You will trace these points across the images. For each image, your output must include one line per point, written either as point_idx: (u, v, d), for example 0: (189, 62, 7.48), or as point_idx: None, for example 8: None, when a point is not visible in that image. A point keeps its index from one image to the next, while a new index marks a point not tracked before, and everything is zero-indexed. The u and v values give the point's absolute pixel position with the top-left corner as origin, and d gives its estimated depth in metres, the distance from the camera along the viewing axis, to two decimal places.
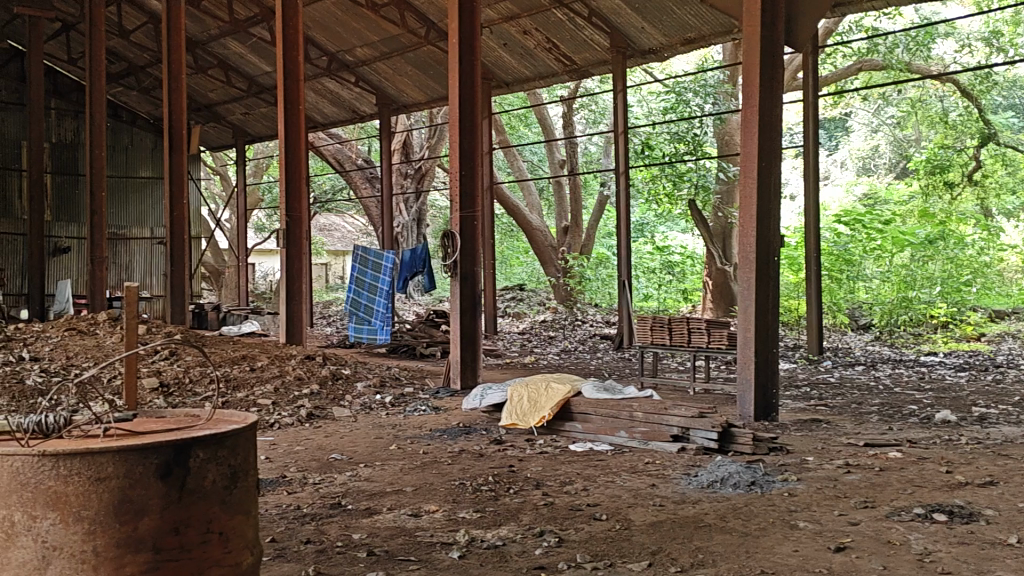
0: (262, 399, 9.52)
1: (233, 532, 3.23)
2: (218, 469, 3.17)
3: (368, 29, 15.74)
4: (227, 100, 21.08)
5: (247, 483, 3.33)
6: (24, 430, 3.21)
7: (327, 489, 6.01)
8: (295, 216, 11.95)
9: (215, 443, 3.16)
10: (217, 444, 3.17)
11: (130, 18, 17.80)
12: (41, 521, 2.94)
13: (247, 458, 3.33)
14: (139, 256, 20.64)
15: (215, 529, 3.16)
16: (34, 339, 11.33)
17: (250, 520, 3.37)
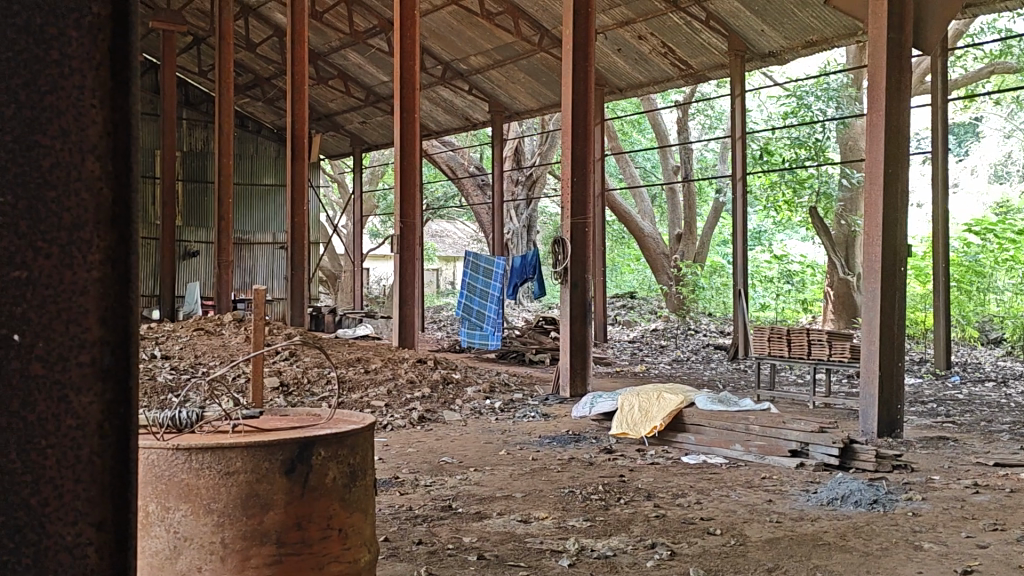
0: (375, 401, 9.75)
1: (352, 529, 3.27)
2: (339, 467, 3.21)
3: (483, 37, 15.92)
4: (345, 109, 21.70)
5: (366, 481, 3.37)
6: (160, 424, 3.36)
7: (438, 492, 6.09)
8: (409, 222, 12.18)
9: (336, 442, 3.20)
10: (338, 442, 3.21)
11: (256, 31, 18.51)
12: (175, 512, 3.08)
13: (366, 457, 3.37)
14: (260, 259, 21.55)
15: (335, 526, 3.20)
16: (166, 337, 11.91)
17: (369, 518, 3.40)
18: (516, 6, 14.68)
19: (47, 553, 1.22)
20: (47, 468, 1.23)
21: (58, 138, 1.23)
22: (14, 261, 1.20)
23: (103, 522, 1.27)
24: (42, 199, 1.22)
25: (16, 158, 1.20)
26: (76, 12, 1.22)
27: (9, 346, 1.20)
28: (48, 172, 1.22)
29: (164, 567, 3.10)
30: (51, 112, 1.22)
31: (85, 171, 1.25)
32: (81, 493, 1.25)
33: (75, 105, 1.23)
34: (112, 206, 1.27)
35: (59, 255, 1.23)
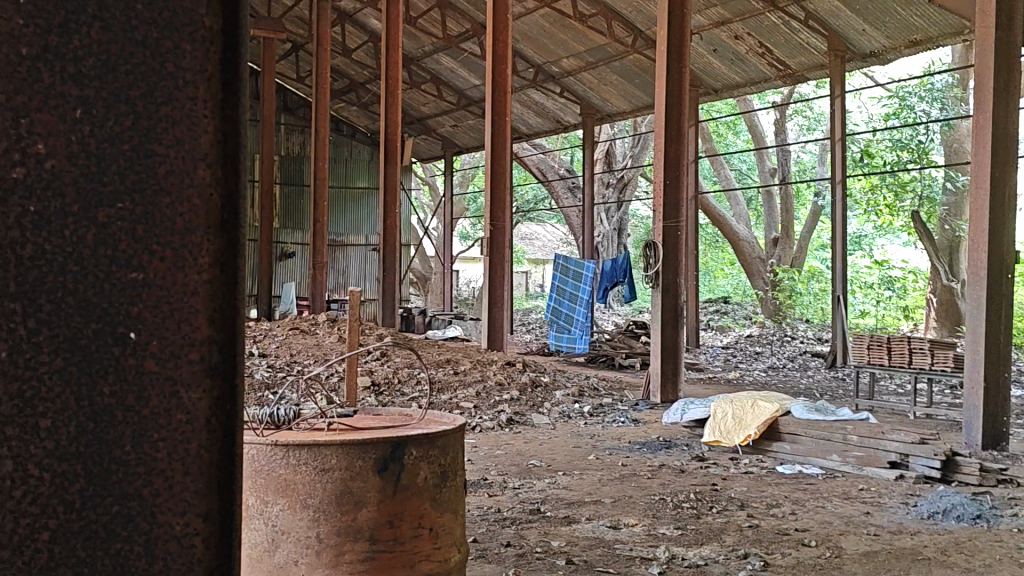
0: (464, 402, 9.86)
1: (442, 529, 3.31)
2: (429, 467, 3.26)
3: (575, 40, 15.94)
4: (438, 113, 22.01)
5: (455, 482, 3.41)
6: (259, 421, 3.48)
7: (527, 495, 6.11)
8: (498, 226, 12.35)
9: (426, 442, 3.25)
10: (428, 442, 3.26)
11: (352, 37, 18.89)
12: (273, 505, 3.18)
13: (456, 457, 3.41)
14: (354, 260, 22.15)
15: (426, 525, 3.25)
16: (263, 336, 12.30)
17: (459, 519, 3.45)
18: (610, 7, 14.61)
19: (158, 544, 1.05)
20: (157, 461, 1.04)
21: (173, 148, 1.05)
22: (124, 247, 1.02)
23: (210, 512, 1.08)
24: (157, 207, 1.04)
25: (127, 167, 1.02)
26: (191, 27, 1.05)
27: (115, 339, 1.02)
28: (164, 179, 1.04)
29: (263, 558, 3.20)
30: (165, 123, 1.04)
31: (198, 179, 1.06)
32: (190, 484, 1.06)
33: (182, 45, 1.04)
34: (229, 213, 1.08)
35: (173, 257, 1.05)
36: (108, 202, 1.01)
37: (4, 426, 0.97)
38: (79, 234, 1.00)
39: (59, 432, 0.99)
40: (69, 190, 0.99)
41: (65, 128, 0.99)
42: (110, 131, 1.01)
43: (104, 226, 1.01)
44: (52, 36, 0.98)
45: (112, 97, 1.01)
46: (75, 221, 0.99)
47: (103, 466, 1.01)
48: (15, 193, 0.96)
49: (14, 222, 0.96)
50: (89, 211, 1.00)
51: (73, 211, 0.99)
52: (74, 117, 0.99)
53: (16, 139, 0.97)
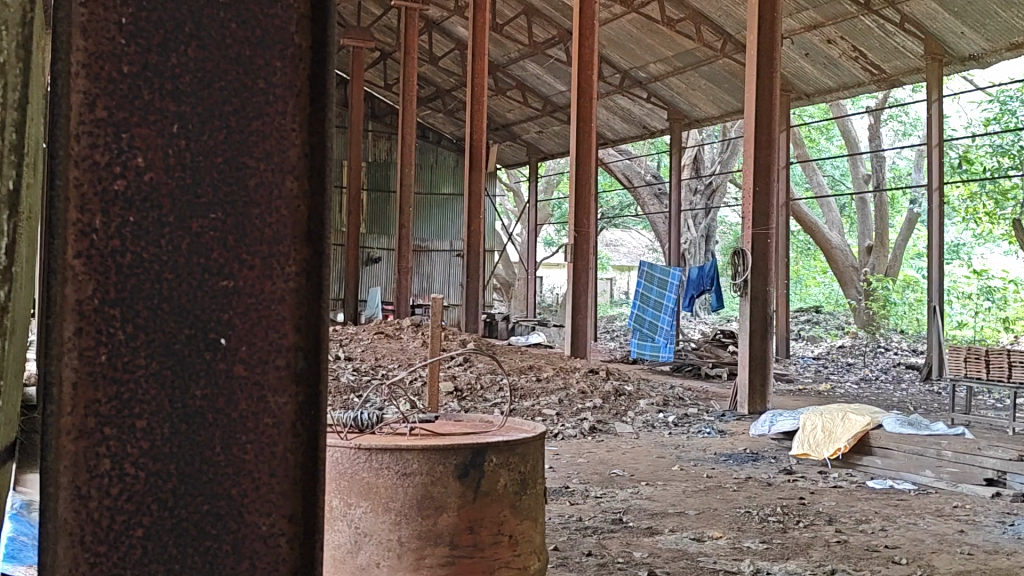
0: (547, 409, 9.86)
1: (522, 536, 3.32)
2: (510, 474, 3.26)
3: (663, 45, 15.81)
4: (523, 119, 22.15)
5: (535, 490, 3.41)
6: (343, 424, 3.56)
7: (609, 504, 6.09)
8: (582, 230, 12.25)
9: (507, 449, 3.25)
10: (510, 449, 3.26)
11: (439, 45, 19.15)
12: (355, 508, 3.24)
13: (536, 465, 3.40)
14: (438, 266, 22.51)
15: (506, 531, 3.26)
16: (349, 340, 12.56)
17: (538, 526, 3.45)
18: (698, 12, 14.46)
19: (245, 543, 1.07)
20: (245, 462, 1.07)
21: (263, 160, 1.07)
22: (218, 267, 1.05)
23: (295, 514, 1.09)
24: (247, 217, 1.07)
25: (219, 182, 1.05)
26: (280, 44, 1.07)
27: (206, 345, 1.05)
28: (253, 191, 1.07)
29: (345, 558, 3.27)
30: (255, 137, 1.07)
31: (286, 189, 1.08)
32: (275, 485, 1.08)
33: (271, 60, 1.07)
34: (314, 221, 1.10)
35: (262, 265, 1.07)
36: (201, 212, 1.05)
37: (103, 426, 1.02)
38: (174, 242, 1.04)
39: (154, 433, 1.03)
40: (166, 202, 1.03)
41: (162, 143, 1.03)
42: (203, 143, 1.05)
43: (198, 235, 1.04)
44: (152, 55, 1.03)
45: (205, 115, 1.05)
46: (171, 231, 1.03)
47: (194, 466, 1.05)
48: (116, 204, 1.01)
49: (116, 231, 1.01)
50: (183, 220, 1.04)
51: (168, 221, 1.03)
52: (172, 131, 1.03)
53: (118, 152, 1.02)
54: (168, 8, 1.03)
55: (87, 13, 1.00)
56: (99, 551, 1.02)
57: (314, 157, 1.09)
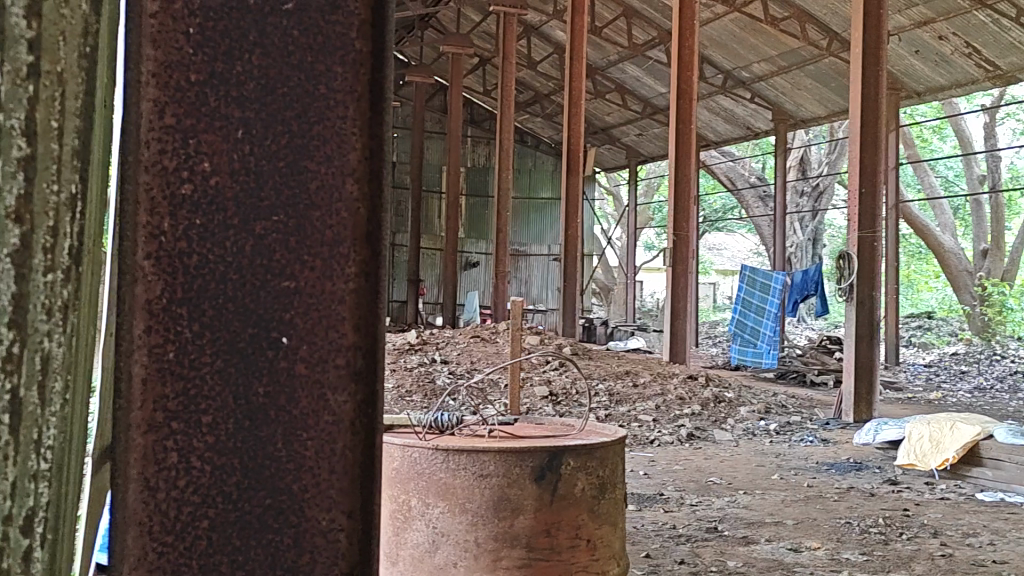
0: (643, 415, 9.80)
1: (601, 541, 3.35)
2: (588, 478, 3.31)
3: (767, 44, 15.49)
4: (623, 122, 22.03)
5: (615, 495, 3.43)
6: (425, 426, 3.62)
7: (704, 512, 6.00)
8: (682, 234, 12.05)
9: (584, 452, 3.31)
10: (587, 453, 3.32)
11: (538, 49, 19.21)
12: (433, 508, 3.33)
13: (615, 469, 3.43)
14: (536, 270, 22.62)
15: (583, 536, 3.31)
16: (445, 343, 12.76)
17: (618, 532, 3.47)
18: (803, 10, 14.08)
19: (306, 539, 1.09)
20: (305, 459, 1.08)
21: (323, 164, 1.08)
22: (282, 271, 1.07)
23: (353, 511, 1.11)
24: (308, 219, 1.08)
25: (282, 185, 1.07)
26: (343, 50, 1.08)
27: (269, 343, 1.07)
28: (314, 194, 1.08)
29: (424, 559, 3.36)
30: (317, 141, 1.08)
31: (346, 192, 1.09)
32: (335, 482, 1.09)
33: (332, 66, 1.08)
34: (373, 223, 1.11)
35: (323, 266, 1.09)
36: (264, 215, 1.07)
37: (171, 421, 1.05)
38: (239, 244, 1.06)
39: (219, 428, 1.06)
40: (230, 206, 1.06)
41: (228, 147, 1.06)
42: (267, 148, 1.07)
43: (261, 238, 1.07)
44: (219, 62, 1.06)
45: (270, 123, 1.07)
46: (236, 233, 1.06)
47: (256, 460, 1.07)
48: (186, 208, 1.05)
49: (184, 233, 1.05)
50: (246, 223, 1.06)
51: (233, 224, 1.06)
52: (237, 138, 1.06)
53: (185, 157, 1.05)
54: (232, 15, 1.06)
55: (157, 25, 1.04)
56: (166, 541, 1.05)
57: (372, 159, 1.09)
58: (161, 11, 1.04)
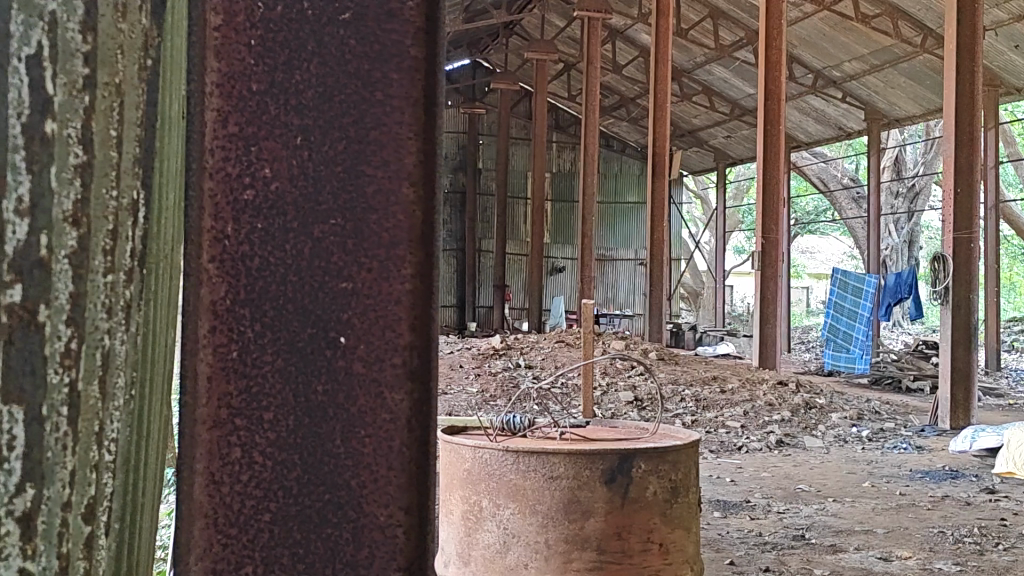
0: (731, 421, 9.65)
1: (672, 544, 4.00)
2: (658, 482, 3.97)
3: (858, 42, 15.14)
4: (710, 124, 21.77)
5: (685, 500, 4.07)
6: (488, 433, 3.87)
7: (791, 520, 5.89)
8: (771, 238, 11.80)
9: (655, 456, 3.95)
10: (657, 457, 3.96)
11: (622, 53, 19.15)
12: (505, 509, 4.03)
13: (686, 473, 4.07)
14: (622, 275, 22.55)
15: (654, 539, 3.96)
16: (529, 348, 12.85)
17: (690, 536, 4.11)
18: (896, 7, 13.71)
19: (364, 533, 1.10)
20: (364, 455, 1.10)
21: (380, 169, 1.09)
22: (341, 272, 1.09)
23: (411, 507, 1.11)
24: (366, 221, 1.09)
25: (338, 190, 1.09)
26: (398, 57, 1.09)
27: (328, 343, 1.09)
28: (371, 198, 1.10)
29: (496, 558, 4.06)
30: (374, 146, 1.09)
31: (403, 197, 1.10)
32: (393, 479, 1.10)
33: (389, 75, 1.09)
34: (428, 227, 1.12)
35: (380, 268, 1.10)
36: (322, 218, 1.08)
37: (235, 417, 1.07)
38: (298, 248, 1.08)
39: (280, 424, 1.08)
40: (290, 209, 1.08)
41: (288, 154, 1.07)
42: (325, 154, 1.08)
43: (319, 241, 1.08)
44: (278, 72, 1.07)
45: (329, 127, 1.08)
46: (296, 236, 1.08)
47: (316, 458, 1.08)
48: (249, 213, 1.07)
49: (245, 237, 1.07)
50: (306, 225, 1.08)
51: (292, 227, 1.08)
52: (296, 144, 1.07)
53: (247, 164, 1.07)
54: (293, 28, 1.07)
55: (221, 38, 1.05)
56: (229, 533, 1.07)
57: (425, 160, 1.10)
58: (224, 25, 1.06)
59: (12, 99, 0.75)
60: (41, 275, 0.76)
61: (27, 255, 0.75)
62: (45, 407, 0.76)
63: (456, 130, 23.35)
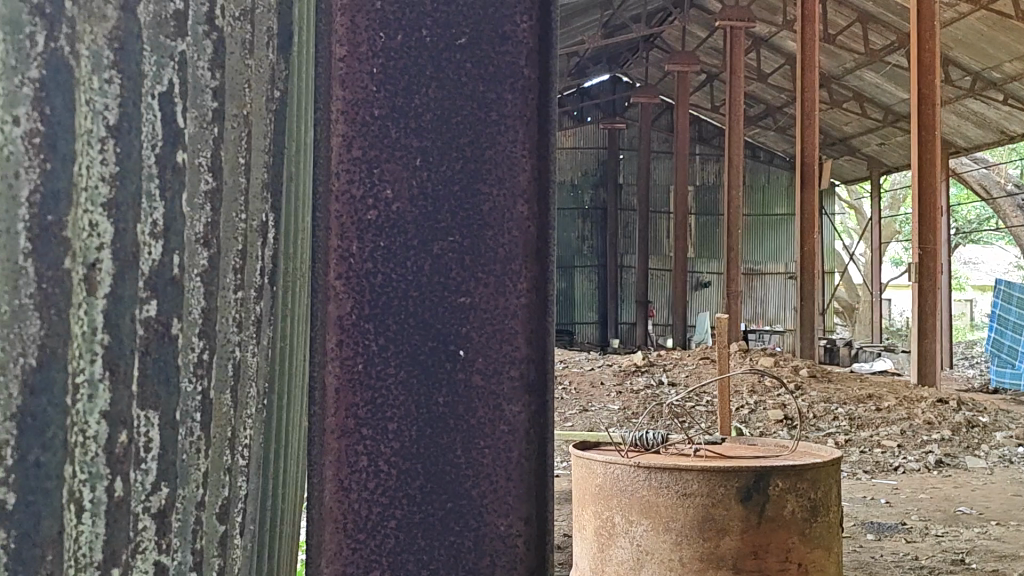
0: (887, 440, 9.23)
1: (812, 564, 4.01)
2: (797, 501, 3.98)
3: (1020, 41, 14.30)
4: (862, 131, 21.01)
5: (825, 520, 4.07)
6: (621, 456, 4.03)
7: (951, 543, 5.58)
8: (928, 248, 11.21)
9: (793, 473, 3.98)
10: (795, 475, 3.98)
11: (767, 61, 18.74)
12: (637, 526, 4.13)
13: (827, 491, 4.08)
14: (772, 289, 22.00)
15: (793, 559, 3.98)
16: (673, 364, 12.69)
17: (831, 557, 4.11)
18: None
19: (485, 541, 1.10)
20: (483, 467, 1.09)
21: (496, 186, 1.10)
22: (458, 287, 1.09)
23: (531, 518, 1.11)
24: (482, 238, 1.10)
25: (457, 206, 1.09)
26: (511, 78, 1.10)
27: (447, 356, 1.09)
28: (487, 214, 1.10)
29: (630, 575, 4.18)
30: (489, 165, 1.10)
31: (518, 214, 1.11)
32: (511, 489, 1.10)
33: (499, 93, 1.10)
34: (544, 240, 1.12)
35: (496, 283, 1.10)
36: (441, 236, 1.09)
37: (361, 427, 1.07)
38: (418, 264, 1.08)
39: (403, 435, 1.08)
40: (411, 228, 1.08)
41: (408, 174, 1.08)
42: (444, 173, 1.09)
43: (439, 257, 1.09)
44: (399, 99, 1.08)
45: (446, 147, 1.09)
46: (416, 254, 1.08)
47: (438, 467, 1.08)
48: (370, 231, 1.08)
49: (369, 255, 1.08)
50: (426, 243, 1.09)
51: (413, 245, 1.08)
52: (415, 164, 1.08)
53: (370, 187, 1.08)
54: (410, 53, 1.08)
55: (345, 67, 1.07)
56: (359, 538, 1.07)
57: (538, 169, 1.10)
58: (348, 55, 1.07)
59: (148, 133, 0.78)
60: (174, 292, 0.80)
61: (161, 274, 0.79)
62: (179, 412, 0.80)
63: (598, 145, 23.26)
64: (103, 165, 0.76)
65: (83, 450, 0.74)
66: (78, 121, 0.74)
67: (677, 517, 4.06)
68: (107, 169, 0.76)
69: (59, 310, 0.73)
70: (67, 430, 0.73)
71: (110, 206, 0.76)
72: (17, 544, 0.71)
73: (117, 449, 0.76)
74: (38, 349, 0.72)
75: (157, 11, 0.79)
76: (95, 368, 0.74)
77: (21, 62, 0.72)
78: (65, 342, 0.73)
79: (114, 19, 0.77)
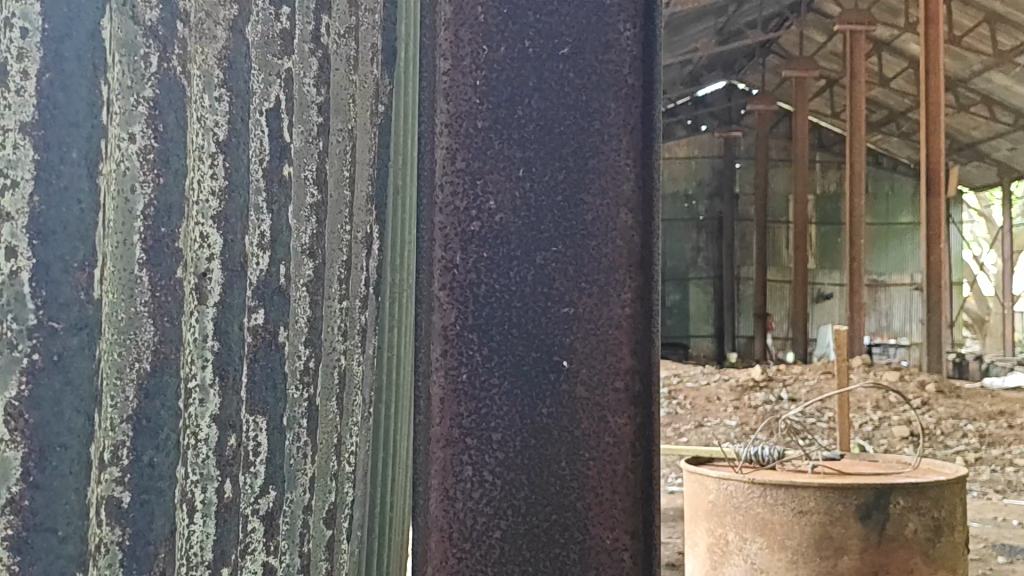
0: (1020, 459, 8.73)
1: None
2: (919, 520, 3.74)
3: None
4: (992, 135, 19.99)
5: (950, 540, 3.83)
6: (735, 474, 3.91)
7: None
8: None
9: (914, 491, 3.74)
10: (917, 492, 3.75)
11: (889, 65, 18.06)
12: (751, 543, 3.94)
13: (952, 509, 3.83)
14: (897, 301, 21.12)
15: None
16: (794, 379, 12.29)
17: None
18: None
19: (592, 555, 1.07)
20: (587, 479, 1.07)
21: (599, 196, 1.09)
22: (563, 298, 1.08)
23: (638, 533, 1.07)
24: (586, 248, 1.09)
25: (560, 217, 1.09)
26: (615, 87, 1.08)
27: (551, 365, 1.08)
28: (591, 224, 1.09)
29: None
30: (592, 173, 1.09)
31: (621, 221, 1.08)
32: (618, 502, 1.07)
33: (602, 98, 1.09)
34: (649, 250, 1.08)
35: (600, 291, 1.08)
36: (544, 245, 1.09)
37: (466, 435, 1.08)
38: (522, 275, 1.09)
39: (508, 447, 1.08)
40: (514, 238, 1.09)
41: (514, 184, 1.09)
42: (547, 182, 1.09)
43: (542, 266, 1.09)
44: (502, 110, 1.09)
45: (550, 157, 1.09)
46: (519, 264, 1.09)
47: (542, 478, 1.07)
48: (475, 243, 1.09)
49: (474, 265, 1.09)
50: (529, 253, 1.09)
51: (517, 256, 1.09)
52: (520, 176, 1.09)
53: (474, 198, 1.09)
54: (514, 66, 1.09)
55: (449, 80, 1.08)
56: (465, 547, 1.07)
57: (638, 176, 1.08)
58: (453, 68, 1.09)
59: (257, 148, 0.89)
60: (280, 301, 0.91)
61: (269, 284, 0.90)
62: (288, 417, 0.93)
63: None
64: (212, 179, 0.84)
65: (195, 453, 0.82)
66: (191, 139, 0.81)
67: (793, 534, 3.85)
68: (217, 183, 0.84)
69: (175, 317, 0.80)
70: (179, 431, 0.80)
71: (220, 219, 0.84)
72: (133, 541, 0.76)
73: (228, 451, 0.85)
74: (153, 353, 0.78)
75: (265, 31, 0.89)
76: (206, 372, 0.83)
77: (137, 82, 0.77)
78: (175, 350, 0.79)
79: (223, 39, 0.84)
